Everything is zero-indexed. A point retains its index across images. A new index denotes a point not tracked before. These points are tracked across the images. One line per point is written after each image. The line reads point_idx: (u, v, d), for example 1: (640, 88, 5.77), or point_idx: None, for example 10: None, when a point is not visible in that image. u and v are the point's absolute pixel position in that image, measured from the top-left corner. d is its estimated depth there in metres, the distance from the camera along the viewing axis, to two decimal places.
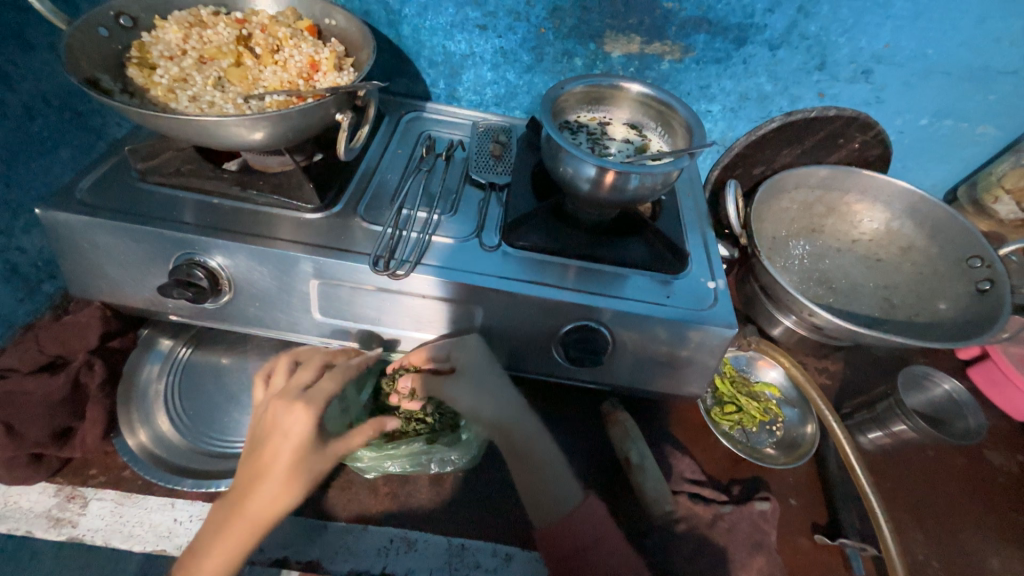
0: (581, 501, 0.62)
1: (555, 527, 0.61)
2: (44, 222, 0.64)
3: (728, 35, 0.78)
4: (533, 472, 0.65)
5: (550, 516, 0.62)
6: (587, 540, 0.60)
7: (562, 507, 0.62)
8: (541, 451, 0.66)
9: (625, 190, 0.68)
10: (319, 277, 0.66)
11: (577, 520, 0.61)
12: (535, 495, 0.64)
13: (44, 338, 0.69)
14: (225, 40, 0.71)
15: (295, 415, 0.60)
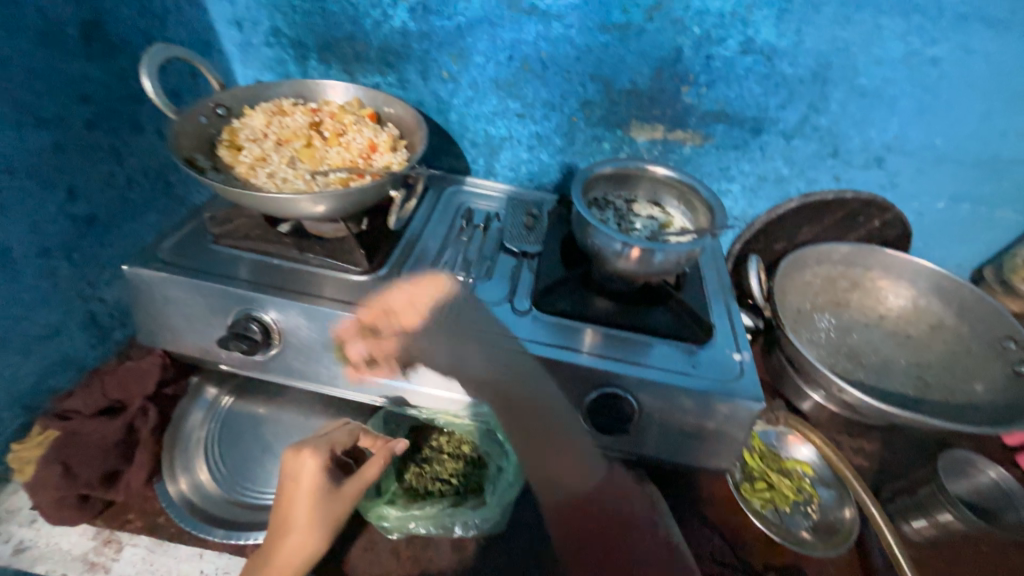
0: (611, 486, 0.69)
1: (555, 502, 0.71)
2: (129, 277, 0.72)
3: (745, 125, 0.85)
4: (550, 453, 0.72)
5: (557, 493, 0.71)
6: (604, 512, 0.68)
7: (568, 476, 0.70)
8: (557, 430, 0.72)
9: (651, 263, 0.73)
10: (361, 335, 0.71)
11: (593, 496, 0.69)
12: (536, 466, 0.73)
13: (109, 382, 0.73)
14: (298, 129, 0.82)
15: (302, 461, 0.61)
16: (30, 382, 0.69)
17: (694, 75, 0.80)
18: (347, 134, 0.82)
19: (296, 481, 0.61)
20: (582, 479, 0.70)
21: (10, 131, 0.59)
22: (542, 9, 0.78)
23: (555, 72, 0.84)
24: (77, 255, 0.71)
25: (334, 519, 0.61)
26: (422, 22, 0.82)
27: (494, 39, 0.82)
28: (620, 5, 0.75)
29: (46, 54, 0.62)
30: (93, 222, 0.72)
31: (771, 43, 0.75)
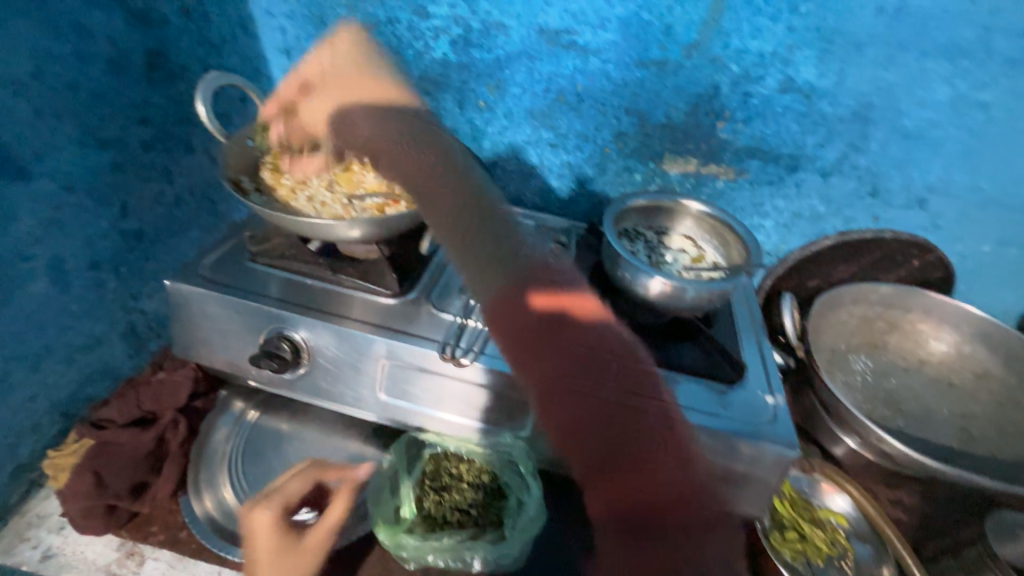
0: (618, 384, 0.68)
1: (512, 307, 0.72)
2: (171, 292, 0.74)
3: (781, 162, 0.84)
4: (545, 345, 0.69)
5: (519, 318, 0.71)
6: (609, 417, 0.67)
7: (561, 368, 0.68)
8: (552, 331, 0.71)
9: (682, 299, 0.72)
10: (389, 359, 0.72)
11: (595, 397, 0.67)
12: (518, 338, 0.70)
13: (144, 393, 0.75)
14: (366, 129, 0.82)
15: (258, 517, 0.63)
16: (71, 390, 0.71)
17: (730, 111, 0.80)
18: (414, 135, 0.82)
19: (255, 541, 0.62)
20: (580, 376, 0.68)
21: (74, 150, 0.63)
22: (581, 44, 0.79)
23: (590, 104, 0.84)
24: (124, 268, 0.74)
25: (301, 570, 0.62)
26: (462, 54, 0.84)
27: (531, 72, 0.83)
28: (658, 42, 0.76)
29: (113, 80, 0.66)
30: (141, 237, 0.75)
31: (811, 83, 0.74)
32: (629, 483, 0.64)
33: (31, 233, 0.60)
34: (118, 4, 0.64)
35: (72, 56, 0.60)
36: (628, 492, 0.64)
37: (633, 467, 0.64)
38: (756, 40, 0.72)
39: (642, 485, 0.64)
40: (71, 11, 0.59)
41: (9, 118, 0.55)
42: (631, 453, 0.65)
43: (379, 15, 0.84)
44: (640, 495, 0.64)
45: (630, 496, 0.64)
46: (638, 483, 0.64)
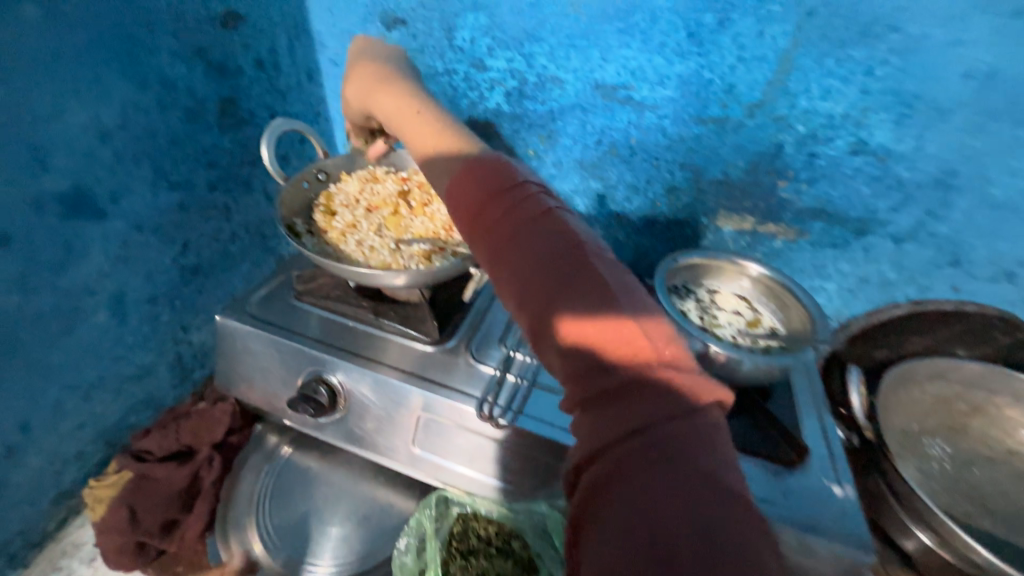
0: (619, 288, 0.42)
1: (475, 177, 0.49)
2: (220, 327, 0.76)
3: (847, 226, 0.79)
4: (515, 211, 0.46)
5: (476, 183, 0.48)
6: (604, 331, 0.39)
7: (531, 246, 0.44)
8: (531, 218, 0.45)
9: (738, 369, 0.68)
10: (424, 410, 0.70)
11: (582, 294, 0.41)
12: (477, 205, 0.48)
13: (184, 427, 0.75)
14: (355, 97, 0.70)
15: None
16: (115, 419, 0.73)
17: (794, 171, 0.76)
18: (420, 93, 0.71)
19: None
20: (562, 260, 0.42)
21: (148, 192, 0.66)
22: (637, 99, 0.77)
23: (643, 158, 0.83)
24: (178, 302, 0.76)
25: None
26: (516, 104, 0.84)
27: (584, 124, 0.82)
28: (719, 101, 0.73)
29: (190, 128, 0.70)
30: (197, 272, 0.78)
31: (886, 147, 0.70)
32: (624, 444, 0.35)
33: (100, 269, 0.63)
34: (200, 59, 0.69)
35: (154, 107, 0.64)
36: (626, 457, 0.34)
37: (634, 420, 0.36)
38: (827, 102, 0.68)
39: (652, 448, 0.34)
40: (159, 66, 0.63)
41: (94, 164, 0.59)
42: (632, 396, 0.37)
43: (437, 66, 0.84)
44: (641, 464, 0.33)
45: (623, 465, 0.34)
46: (643, 445, 0.34)
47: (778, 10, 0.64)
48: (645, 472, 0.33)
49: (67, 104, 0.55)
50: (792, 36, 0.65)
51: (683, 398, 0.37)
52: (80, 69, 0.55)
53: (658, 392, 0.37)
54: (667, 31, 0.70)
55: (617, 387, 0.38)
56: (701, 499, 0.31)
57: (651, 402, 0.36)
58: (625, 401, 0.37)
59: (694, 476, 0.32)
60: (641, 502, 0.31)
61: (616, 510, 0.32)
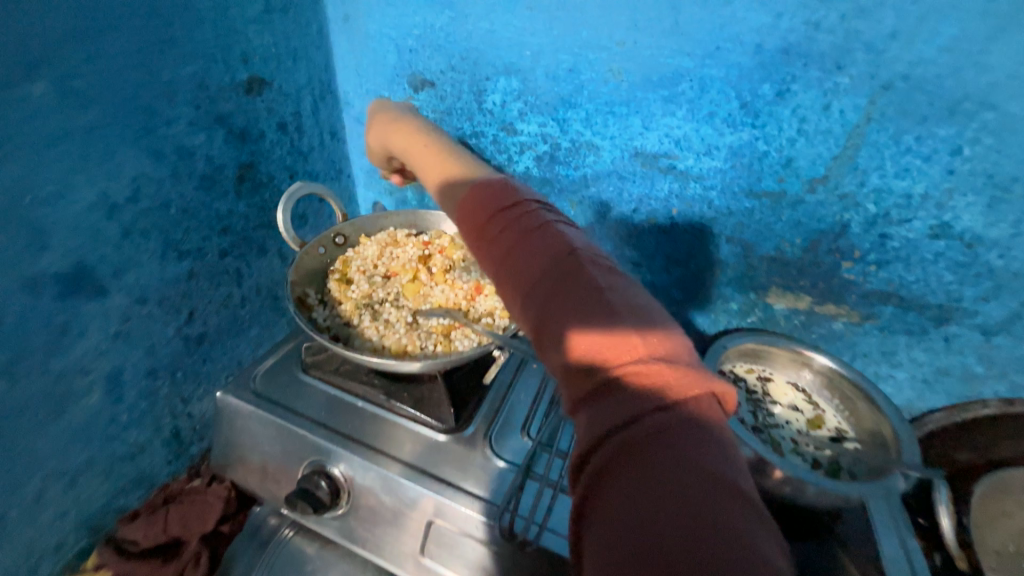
0: (607, 281, 0.39)
1: (477, 196, 0.49)
2: (220, 404, 0.71)
3: (925, 312, 0.69)
4: (513, 222, 0.45)
5: (479, 201, 0.48)
6: (590, 322, 0.36)
7: (525, 252, 0.42)
8: (520, 229, 0.44)
9: (803, 493, 0.58)
10: (434, 516, 0.61)
11: (573, 292, 0.38)
12: (477, 221, 0.47)
13: (173, 516, 0.69)
14: (377, 142, 0.71)
15: None
16: (101, 504, 0.67)
17: (861, 251, 0.67)
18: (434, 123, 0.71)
19: None
20: (556, 263, 0.40)
21: (155, 264, 0.62)
22: (681, 169, 0.70)
23: (684, 229, 0.75)
24: (180, 373, 0.71)
25: None
26: (547, 169, 0.79)
27: (620, 192, 0.76)
28: (775, 174, 0.66)
29: (204, 195, 0.66)
30: (202, 340, 0.73)
31: (974, 232, 0.61)
32: (612, 443, 0.31)
33: (96, 347, 0.59)
34: (221, 126, 0.66)
35: (168, 176, 0.61)
36: (616, 456, 0.31)
37: (623, 417, 0.32)
38: (904, 180, 0.60)
39: (642, 446, 0.30)
40: (177, 136, 0.61)
41: (99, 240, 0.55)
42: (621, 392, 0.33)
43: (465, 128, 0.80)
44: (630, 464, 0.30)
45: (614, 465, 0.31)
46: (631, 444, 0.31)
47: (847, 82, 0.57)
48: (634, 470, 0.30)
49: (75, 181, 0.52)
50: (863, 110, 0.58)
51: (673, 392, 0.32)
52: (92, 144, 0.52)
53: (647, 386, 0.33)
54: (717, 101, 0.64)
55: (605, 383, 0.34)
56: (692, 497, 0.28)
57: (641, 397, 0.32)
58: (612, 397, 0.33)
59: (685, 472, 0.29)
60: (630, 500, 0.29)
61: (605, 513, 0.29)
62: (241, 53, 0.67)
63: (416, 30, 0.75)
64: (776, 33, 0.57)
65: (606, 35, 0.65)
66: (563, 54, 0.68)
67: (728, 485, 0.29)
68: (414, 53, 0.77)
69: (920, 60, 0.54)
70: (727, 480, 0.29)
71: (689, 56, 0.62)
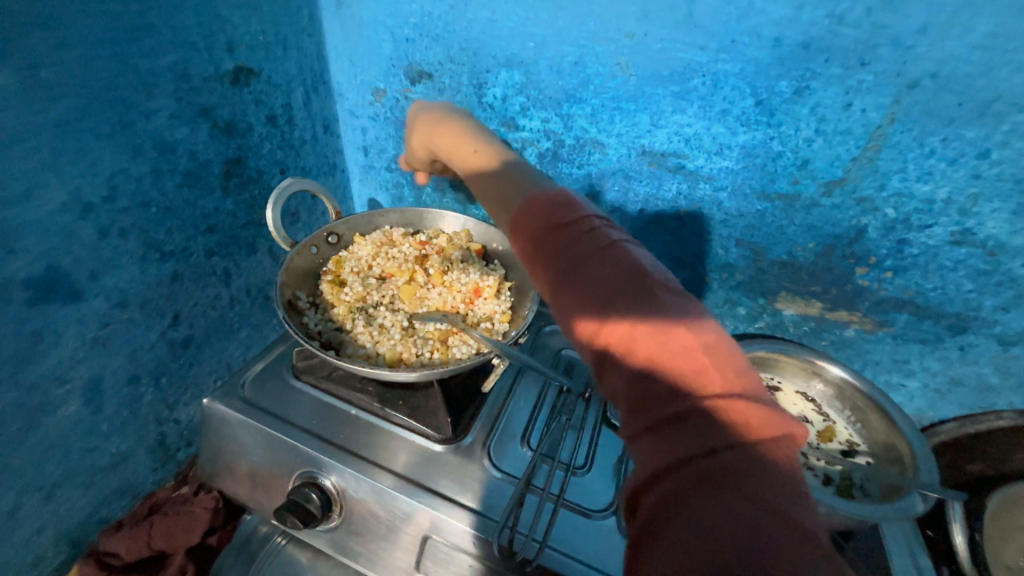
0: (680, 306, 0.35)
1: (532, 202, 0.44)
2: (207, 411, 0.68)
3: (941, 321, 0.66)
4: (574, 234, 0.40)
5: (540, 207, 0.43)
6: (660, 347, 0.33)
7: (589, 269, 0.38)
8: (587, 242, 0.40)
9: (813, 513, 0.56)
10: (431, 531, 0.59)
11: (643, 314, 0.35)
12: (532, 228, 0.43)
13: (156, 529, 0.66)
14: (421, 144, 0.63)
15: None
16: (81, 515, 0.64)
17: (877, 257, 0.64)
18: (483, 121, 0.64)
19: None
20: (624, 284, 0.36)
21: (135, 267, 0.59)
22: (691, 169, 0.67)
23: (692, 231, 0.72)
24: (165, 379, 0.68)
25: None
26: (549, 166, 0.75)
27: (626, 192, 0.73)
28: (790, 175, 0.63)
29: (187, 192, 0.63)
30: (188, 344, 0.70)
31: (998, 239, 0.58)
32: (677, 471, 0.30)
33: (73, 355, 0.56)
34: (205, 119, 0.62)
35: (148, 173, 0.57)
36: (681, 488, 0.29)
37: (693, 450, 0.30)
38: (926, 184, 0.57)
39: (711, 482, 0.28)
40: (157, 130, 0.57)
41: (72, 243, 0.52)
42: (690, 423, 0.31)
43: None
44: (699, 500, 0.28)
45: (679, 497, 0.29)
46: (701, 479, 0.29)
47: (870, 79, 0.54)
48: (703, 506, 0.28)
49: (45, 180, 0.48)
50: (887, 110, 0.55)
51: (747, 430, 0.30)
52: (63, 140, 0.49)
53: (719, 419, 0.30)
54: (731, 98, 0.60)
55: (673, 412, 0.32)
56: (764, 541, 0.26)
57: (712, 430, 0.30)
58: (681, 428, 0.31)
59: (757, 514, 0.27)
60: (697, 536, 0.27)
61: (667, 547, 0.27)
62: (226, 42, 0.63)
63: (413, 19, 0.71)
64: (797, 27, 0.54)
65: (614, 26, 0.61)
66: (569, 45, 0.64)
67: (801, 532, 0.27)
68: (411, 43, 0.73)
69: (950, 57, 0.50)
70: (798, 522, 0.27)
71: (703, 50, 0.59)
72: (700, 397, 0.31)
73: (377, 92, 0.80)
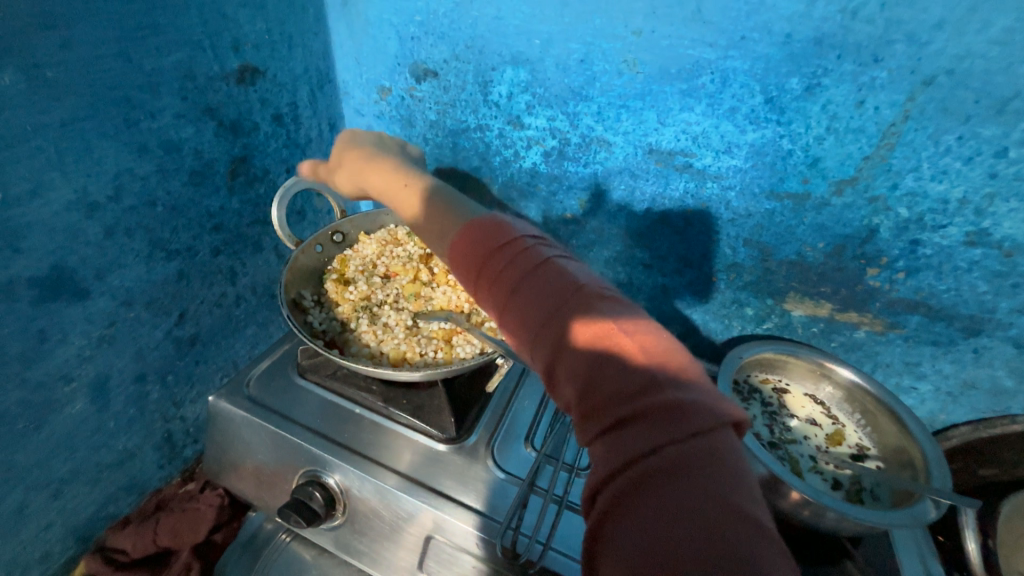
0: (618, 309, 0.34)
1: (469, 224, 0.42)
2: (213, 409, 0.68)
3: (954, 323, 0.65)
4: (508, 252, 0.39)
5: (470, 226, 0.42)
6: (601, 355, 0.32)
7: (526, 286, 0.36)
8: (517, 254, 0.38)
9: (821, 518, 0.55)
10: (434, 531, 0.58)
11: (579, 321, 0.34)
12: (469, 251, 0.40)
13: (163, 525, 0.67)
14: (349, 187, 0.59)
15: None
16: (89, 512, 0.65)
17: (889, 258, 0.63)
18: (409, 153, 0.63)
19: None
20: (560, 295, 0.35)
21: (141, 266, 0.59)
22: (698, 168, 0.66)
23: (699, 231, 0.71)
24: (171, 376, 0.69)
25: None
26: (555, 165, 0.74)
27: (631, 191, 0.72)
28: (799, 174, 0.62)
29: (192, 190, 0.63)
30: (194, 342, 0.70)
31: (1015, 240, 0.56)
32: (624, 475, 0.28)
33: (79, 353, 0.56)
34: (211, 118, 0.63)
35: (154, 172, 0.58)
36: (629, 492, 0.28)
37: (641, 450, 0.28)
38: (940, 184, 0.56)
39: (662, 479, 0.27)
40: (162, 129, 0.57)
41: (78, 242, 0.52)
42: (637, 423, 0.30)
43: (469, 121, 0.76)
44: (651, 498, 0.27)
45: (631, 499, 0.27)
46: (650, 477, 0.27)
47: (884, 76, 0.53)
48: (654, 504, 0.26)
49: (50, 179, 0.49)
50: (901, 107, 0.54)
51: (696, 425, 0.29)
52: (68, 139, 0.49)
53: (665, 416, 0.29)
54: (739, 96, 0.59)
55: (619, 416, 0.30)
56: (717, 534, 0.25)
57: (659, 428, 0.29)
58: (628, 430, 0.30)
59: (707, 508, 0.26)
60: (651, 535, 0.26)
61: (623, 551, 0.26)
62: (231, 41, 0.63)
63: (418, 17, 0.70)
64: (808, 22, 0.53)
65: (621, 23, 0.60)
66: (575, 43, 0.64)
67: (756, 520, 0.26)
68: (416, 41, 0.72)
69: (968, 53, 0.49)
70: (752, 512, 0.26)
71: (711, 47, 0.58)
72: (645, 397, 0.30)
73: (382, 91, 0.80)
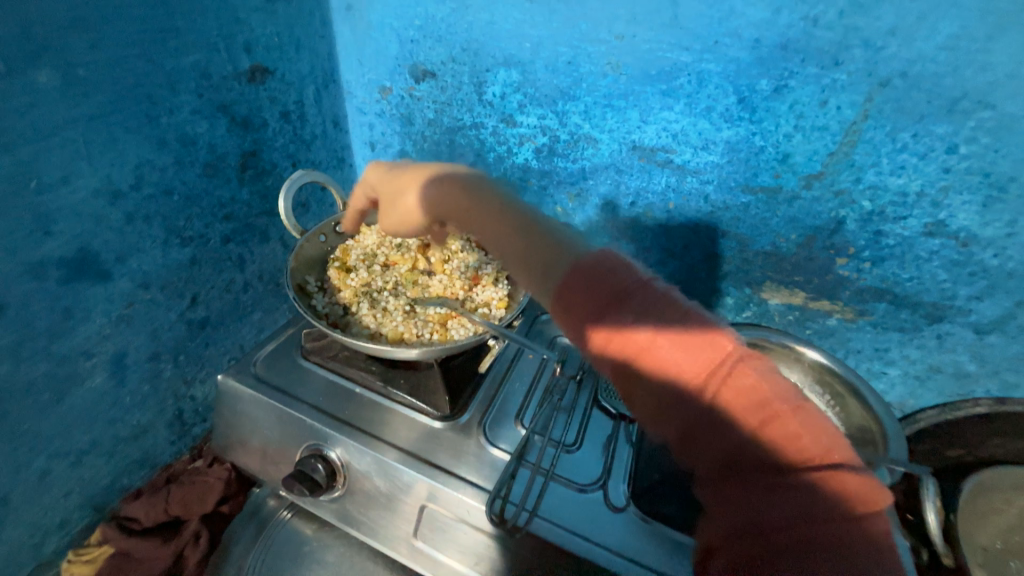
0: (770, 379, 0.40)
1: (592, 278, 0.46)
2: (221, 387, 0.72)
3: (918, 310, 0.69)
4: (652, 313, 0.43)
5: (600, 282, 0.45)
6: (760, 423, 0.39)
7: (680, 353, 0.41)
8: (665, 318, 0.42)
9: None
10: (429, 501, 0.63)
11: (739, 395, 0.40)
12: (602, 305, 0.45)
13: (174, 495, 0.71)
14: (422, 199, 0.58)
15: None
16: (105, 482, 0.69)
17: (856, 248, 0.67)
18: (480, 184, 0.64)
19: None
20: (714, 366, 0.41)
21: (157, 251, 0.64)
22: (678, 163, 0.71)
23: (681, 223, 0.76)
24: (183, 357, 0.73)
25: None
26: (545, 161, 0.79)
27: (617, 185, 0.77)
28: (771, 169, 0.66)
29: (206, 182, 0.67)
30: (204, 325, 0.75)
31: (970, 230, 0.61)
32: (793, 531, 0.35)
33: (100, 331, 0.61)
34: (224, 114, 0.67)
35: (172, 164, 0.62)
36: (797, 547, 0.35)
37: (798, 510, 0.36)
38: (900, 178, 0.60)
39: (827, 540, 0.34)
40: (180, 124, 0.62)
41: (101, 227, 0.57)
42: (793, 487, 0.36)
43: (465, 119, 0.81)
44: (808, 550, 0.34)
45: (789, 552, 0.35)
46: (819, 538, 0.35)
47: (844, 78, 0.57)
48: (809, 555, 0.34)
49: (78, 167, 0.53)
50: (861, 107, 0.58)
51: (851, 496, 0.36)
52: (95, 132, 0.53)
53: (821, 484, 0.36)
54: (715, 96, 0.64)
55: (777, 476, 0.37)
56: None
57: (817, 494, 0.36)
58: (785, 492, 0.36)
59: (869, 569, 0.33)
60: None
61: None
62: (243, 43, 0.68)
63: (418, 21, 0.75)
64: (775, 29, 0.57)
65: (605, 28, 0.65)
66: (563, 46, 0.68)
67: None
68: (416, 44, 0.77)
69: (918, 57, 0.54)
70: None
71: (687, 50, 0.62)
72: (800, 461, 0.37)
73: (383, 90, 0.84)
